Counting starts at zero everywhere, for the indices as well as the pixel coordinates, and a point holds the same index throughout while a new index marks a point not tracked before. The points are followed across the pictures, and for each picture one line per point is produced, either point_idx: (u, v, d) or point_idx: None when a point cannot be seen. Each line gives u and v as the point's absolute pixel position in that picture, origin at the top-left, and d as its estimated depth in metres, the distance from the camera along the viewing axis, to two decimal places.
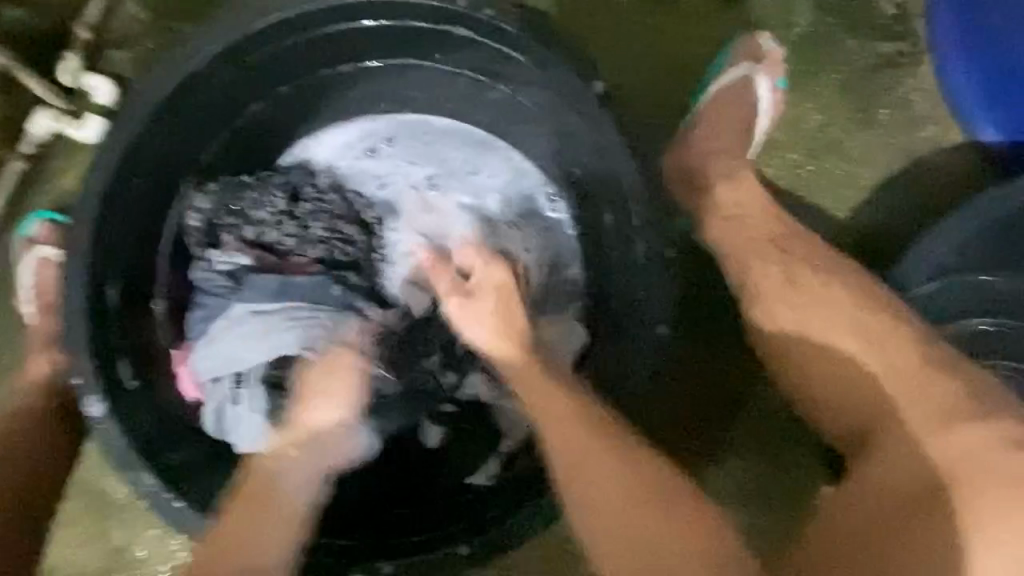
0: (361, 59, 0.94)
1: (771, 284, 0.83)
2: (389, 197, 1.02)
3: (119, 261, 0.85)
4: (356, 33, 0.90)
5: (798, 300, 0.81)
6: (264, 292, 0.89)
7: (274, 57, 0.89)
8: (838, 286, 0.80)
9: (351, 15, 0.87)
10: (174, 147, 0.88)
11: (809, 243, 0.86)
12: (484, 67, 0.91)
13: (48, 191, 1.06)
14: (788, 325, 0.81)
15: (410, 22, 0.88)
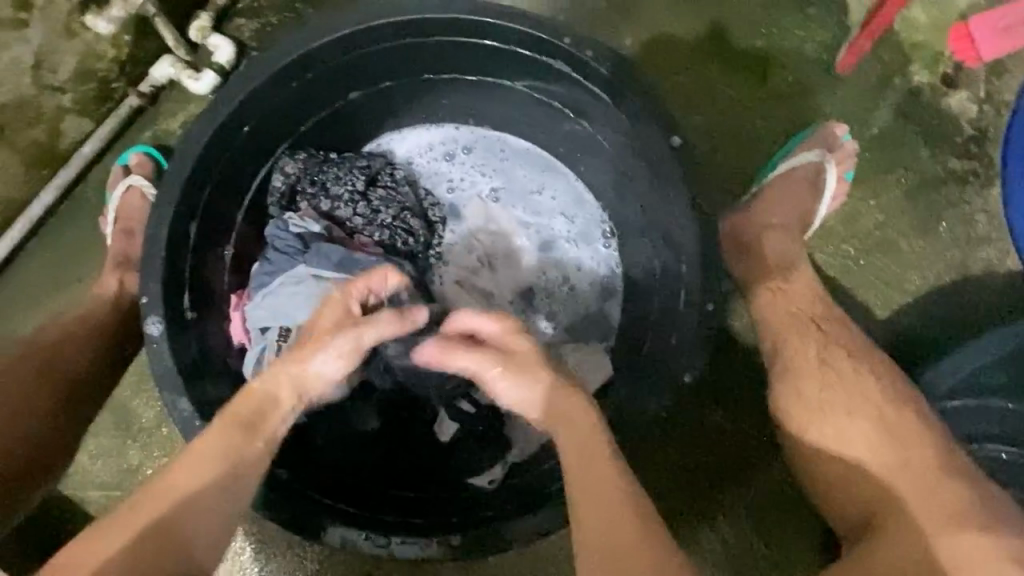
0: (463, 72, 1.01)
1: (803, 361, 0.86)
2: (455, 201, 1.11)
3: (207, 202, 0.91)
4: (465, 49, 0.96)
5: (824, 381, 0.83)
6: (328, 260, 0.93)
7: (383, 54, 0.95)
8: (863, 372, 0.83)
9: (467, 33, 0.93)
10: (277, 113, 0.94)
11: (845, 330, 0.89)
12: (574, 107, 0.97)
13: (154, 128, 1.16)
14: (807, 399, 0.83)
15: (517, 49, 0.93)
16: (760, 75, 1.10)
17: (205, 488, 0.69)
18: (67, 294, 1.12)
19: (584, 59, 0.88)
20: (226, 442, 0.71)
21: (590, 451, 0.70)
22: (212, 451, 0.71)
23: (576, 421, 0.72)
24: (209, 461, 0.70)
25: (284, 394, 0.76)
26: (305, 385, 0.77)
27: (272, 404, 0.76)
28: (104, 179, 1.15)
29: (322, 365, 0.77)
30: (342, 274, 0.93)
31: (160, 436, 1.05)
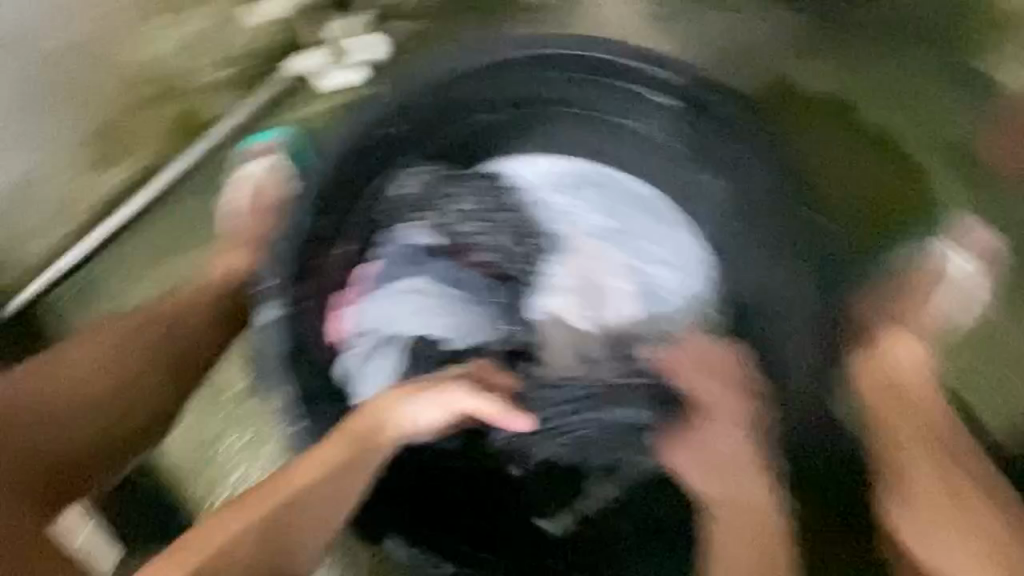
0: (615, 113, 1.02)
1: (926, 477, 0.88)
2: (564, 235, 1.07)
3: (354, 201, 0.95)
4: (627, 94, 1.00)
5: (935, 506, 0.87)
6: (446, 278, 0.98)
7: (548, 86, 1.00)
8: (981, 496, 0.86)
9: (639, 80, 0.99)
10: (421, 123, 0.97)
11: (969, 447, 0.92)
12: (716, 165, 0.99)
13: (281, 114, 1.17)
14: (923, 524, 0.87)
15: (673, 102, 0.99)
16: (900, 163, 1.12)
17: (324, 492, 0.80)
18: (180, 259, 1.14)
19: (719, 115, 0.97)
20: (338, 456, 0.80)
21: (757, 517, 0.87)
22: (324, 459, 0.80)
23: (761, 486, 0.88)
24: (327, 473, 0.80)
25: (389, 422, 0.83)
26: (402, 421, 0.84)
27: (383, 425, 0.83)
28: None
29: (419, 409, 0.84)
30: (456, 293, 0.97)
31: (243, 411, 1.07)
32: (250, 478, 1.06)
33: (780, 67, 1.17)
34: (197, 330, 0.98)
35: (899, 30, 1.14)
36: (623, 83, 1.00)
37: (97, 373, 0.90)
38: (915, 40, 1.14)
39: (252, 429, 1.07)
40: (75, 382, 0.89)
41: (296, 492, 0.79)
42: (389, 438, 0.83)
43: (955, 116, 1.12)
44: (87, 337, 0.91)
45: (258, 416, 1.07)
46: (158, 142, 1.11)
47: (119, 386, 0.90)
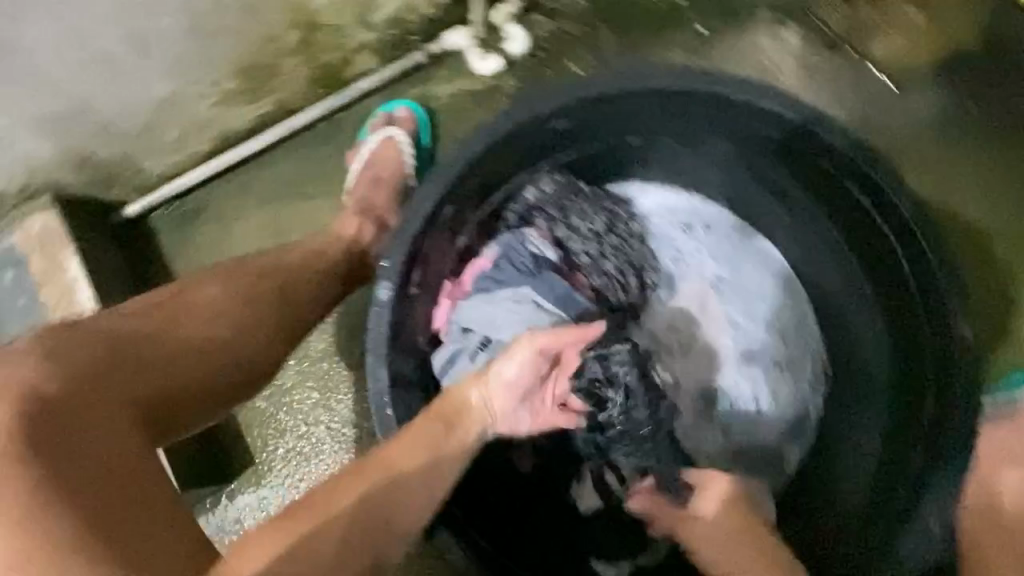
0: (777, 165, 0.96)
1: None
2: (674, 274, 1.04)
3: (484, 196, 0.93)
4: (790, 148, 0.91)
5: None
6: (554, 293, 0.96)
7: (712, 121, 0.93)
8: None
9: (801, 132, 0.88)
10: (567, 132, 0.94)
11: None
12: (869, 245, 0.91)
13: (422, 88, 1.19)
14: None
15: (830, 166, 0.88)
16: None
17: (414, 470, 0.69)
18: (296, 208, 1.17)
19: (888, 201, 0.84)
20: (433, 430, 0.73)
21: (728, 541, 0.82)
22: (417, 440, 0.71)
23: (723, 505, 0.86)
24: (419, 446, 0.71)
25: (478, 396, 0.79)
26: (492, 384, 0.80)
27: (472, 407, 0.78)
28: (361, 116, 1.19)
29: (510, 363, 0.80)
30: (559, 312, 0.95)
31: (320, 370, 1.08)
32: (313, 437, 1.07)
33: (927, 154, 1.13)
34: (308, 301, 0.87)
35: None
36: (783, 139, 0.91)
37: (188, 329, 0.75)
38: None
39: (325, 388, 1.08)
40: (125, 330, 0.72)
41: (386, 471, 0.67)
42: (479, 418, 0.78)
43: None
44: (178, 288, 0.78)
45: (333, 377, 1.08)
46: (298, 88, 1.11)
47: (213, 347, 0.76)
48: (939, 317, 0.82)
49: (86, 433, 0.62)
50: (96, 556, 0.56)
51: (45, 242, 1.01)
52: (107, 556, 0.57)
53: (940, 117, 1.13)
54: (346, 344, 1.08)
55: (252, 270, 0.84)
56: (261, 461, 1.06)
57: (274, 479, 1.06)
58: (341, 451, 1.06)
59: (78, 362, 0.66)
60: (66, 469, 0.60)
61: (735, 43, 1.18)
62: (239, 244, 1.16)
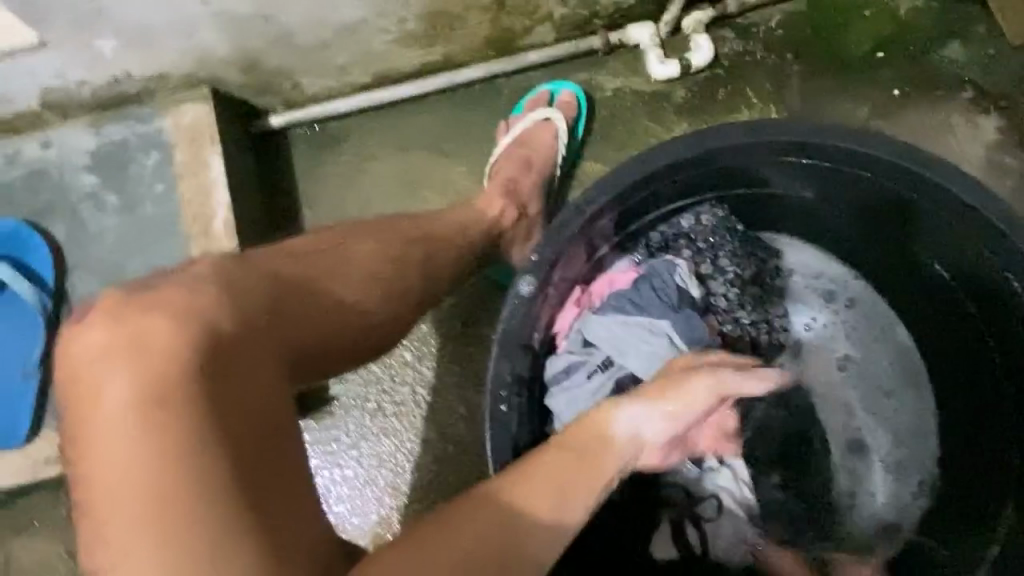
0: (917, 227, 0.88)
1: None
2: (801, 341, 1.01)
3: (638, 207, 0.89)
4: (920, 211, 0.85)
5: None
6: (688, 333, 0.88)
7: (863, 178, 0.86)
8: None
9: (940, 192, 0.79)
10: (749, 168, 0.88)
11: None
12: (1003, 331, 0.84)
13: (591, 75, 1.13)
14: None
15: (969, 231, 0.81)
16: None
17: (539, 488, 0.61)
18: (435, 165, 1.14)
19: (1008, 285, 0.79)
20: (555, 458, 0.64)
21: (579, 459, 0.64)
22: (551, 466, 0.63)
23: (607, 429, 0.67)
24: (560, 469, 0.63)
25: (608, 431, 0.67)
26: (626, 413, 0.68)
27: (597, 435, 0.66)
28: (521, 88, 1.14)
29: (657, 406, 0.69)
30: (687, 353, 0.88)
31: (420, 333, 1.06)
32: (397, 398, 1.06)
33: None
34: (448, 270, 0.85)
35: None
36: (917, 199, 0.83)
37: (338, 288, 0.72)
38: None
39: (420, 354, 1.06)
40: (290, 273, 0.70)
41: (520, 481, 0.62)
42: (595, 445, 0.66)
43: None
44: (334, 242, 0.77)
45: (431, 345, 1.06)
46: (471, 44, 1.07)
47: (365, 308, 0.73)
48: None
49: (246, 377, 0.60)
50: (239, 501, 0.54)
51: (195, 132, 1.00)
52: (246, 506, 0.54)
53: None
54: (452, 317, 1.06)
55: (406, 228, 0.83)
56: (347, 407, 1.07)
57: (349, 424, 1.07)
58: (420, 417, 1.05)
59: (248, 302, 0.64)
60: (224, 409, 0.57)
61: (931, 120, 1.09)
62: (368, 188, 1.14)
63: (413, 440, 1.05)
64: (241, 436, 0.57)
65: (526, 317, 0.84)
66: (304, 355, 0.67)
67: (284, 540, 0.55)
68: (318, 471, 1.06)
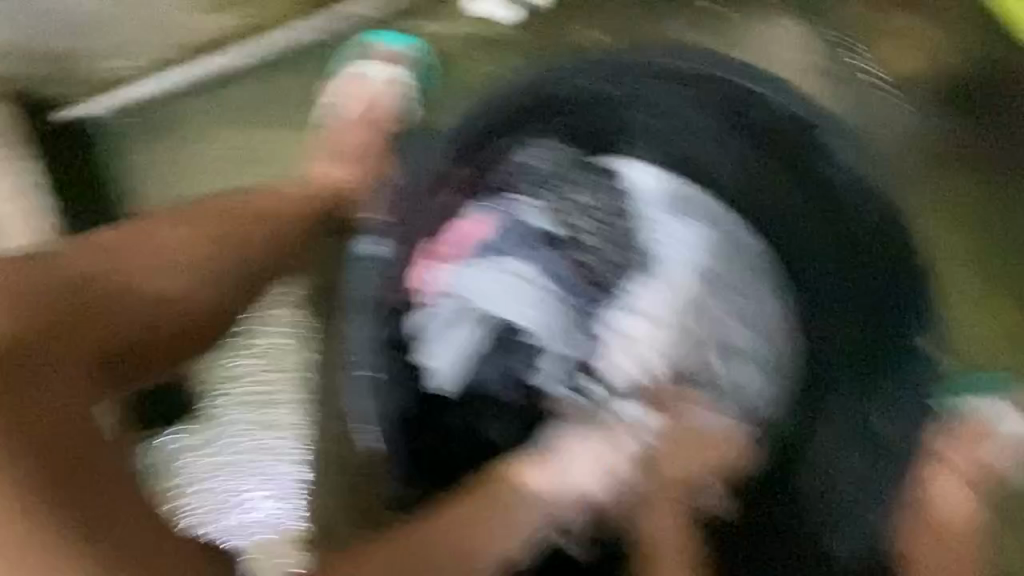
0: (738, 130, 0.93)
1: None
2: (657, 257, 0.96)
3: (480, 149, 0.91)
4: (734, 116, 0.92)
5: None
6: (544, 268, 0.93)
7: (682, 94, 0.92)
8: None
9: (745, 100, 0.90)
10: (572, 103, 0.93)
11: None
12: (827, 214, 0.92)
13: (419, 23, 1.08)
14: None
15: (772, 127, 0.90)
16: (1013, 296, 1.05)
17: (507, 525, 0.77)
18: (267, 138, 1.07)
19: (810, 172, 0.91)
20: (465, 507, 0.77)
21: (482, 501, 0.78)
22: (461, 521, 0.76)
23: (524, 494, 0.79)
24: (470, 517, 0.76)
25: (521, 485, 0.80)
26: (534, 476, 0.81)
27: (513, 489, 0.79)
28: (344, 42, 1.07)
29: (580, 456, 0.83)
30: (545, 286, 0.93)
31: (281, 314, 1.03)
32: (265, 385, 1.03)
33: (929, 167, 1.08)
34: (280, 241, 0.89)
35: None
36: (727, 107, 0.91)
37: (149, 281, 0.78)
38: None
39: (286, 336, 1.03)
40: (83, 273, 0.74)
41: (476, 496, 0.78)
42: (507, 500, 0.79)
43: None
44: (139, 232, 0.81)
45: (295, 325, 1.03)
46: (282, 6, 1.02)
47: (172, 296, 0.78)
48: (861, 275, 0.90)
49: (39, 385, 0.63)
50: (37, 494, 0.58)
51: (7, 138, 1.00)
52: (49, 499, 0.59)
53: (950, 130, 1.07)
54: (310, 294, 1.02)
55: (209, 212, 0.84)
56: (213, 404, 1.03)
57: (217, 422, 1.03)
58: (294, 405, 1.02)
59: (29, 310, 0.67)
60: (16, 415, 0.61)
61: (756, 30, 1.12)
62: (198, 178, 1.08)
63: (288, 430, 1.02)
64: (36, 437, 0.61)
65: (382, 276, 0.87)
66: (104, 349, 0.71)
67: (96, 522, 0.59)
68: (189, 481, 1.00)
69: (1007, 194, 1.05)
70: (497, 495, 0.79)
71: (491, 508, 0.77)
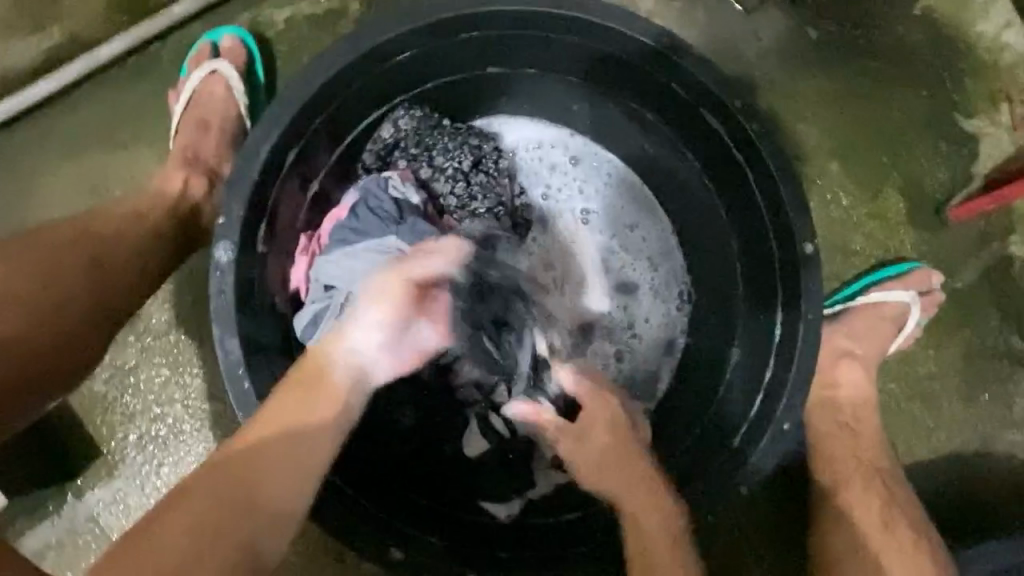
0: (591, 70, 0.92)
1: (864, 512, 0.86)
2: (546, 209, 1.04)
3: (322, 126, 0.84)
4: (590, 51, 0.89)
5: (880, 540, 0.84)
6: (420, 239, 0.86)
7: (529, 37, 0.88)
8: (914, 541, 0.84)
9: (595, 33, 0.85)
10: (422, 57, 0.86)
11: (908, 495, 0.89)
12: (695, 135, 0.91)
13: (254, 14, 1.02)
14: (848, 560, 0.84)
15: (624, 56, 0.87)
16: (873, 185, 1.11)
17: (308, 451, 0.67)
18: (111, 160, 1.00)
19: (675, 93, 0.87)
20: (240, 465, 0.64)
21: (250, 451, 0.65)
22: (234, 479, 0.63)
23: (298, 415, 0.68)
24: (246, 467, 0.64)
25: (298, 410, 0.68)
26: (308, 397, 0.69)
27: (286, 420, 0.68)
28: (181, 48, 1.02)
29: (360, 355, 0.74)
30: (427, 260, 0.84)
31: (165, 343, 0.98)
32: (160, 419, 0.97)
33: (780, 75, 1.12)
34: (133, 265, 0.83)
35: (904, 60, 1.12)
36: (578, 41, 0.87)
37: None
38: (919, 77, 1.12)
39: (174, 364, 0.98)
40: None
41: (263, 428, 0.67)
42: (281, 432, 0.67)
43: (952, 164, 1.11)
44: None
45: (182, 351, 0.98)
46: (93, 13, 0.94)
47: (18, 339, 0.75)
48: (735, 190, 0.89)
49: None
50: None
51: None
52: None
53: (797, 35, 1.12)
54: (193, 314, 0.98)
55: (57, 236, 0.81)
56: (111, 449, 0.97)
57: (119, 467, 0.97)
58: (195, 427, 0.97)
59: None
60: None
61: None
62: (49, 213, 1.00)
63: (195, 455, 0.97)
64: None
65: (246, 282, 0.79)
66: None
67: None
68: (106, 529, 0.97)
69: (852, 92, 1.12)
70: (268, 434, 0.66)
71: (286, 419, 0.67)
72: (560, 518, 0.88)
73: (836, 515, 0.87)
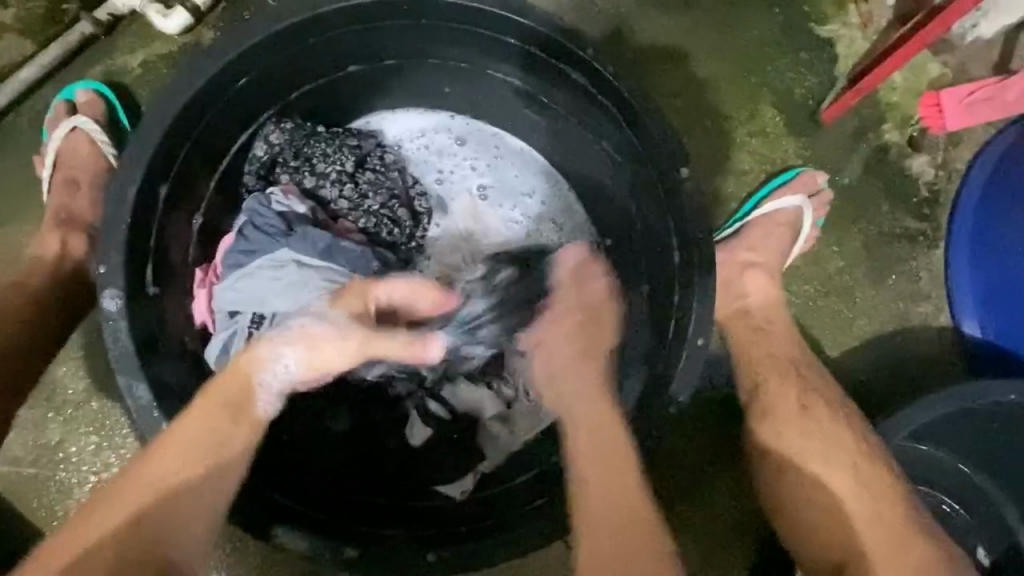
0: (448, 50, 0.94)
1: (785, 404, 0.91)
2: (443, 194, 1.06)
3: (187, 158, 0.83)
4: (438, 31, 0.90)
5: (806, 428, 0.88)
6: (313, 246, 0.87)
7: (378, 29, 0.88)
8: (839, 422, 0.88)
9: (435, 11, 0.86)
10: (275, 70, 0.86)
11: (824, 381, 0.93)
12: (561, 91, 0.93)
13: (106, 64, 1.00)
14: (785, 452, 0.87)
15: (472, 28, 0.88)
16: (747, 105, 1.15)
17: (235, 452, 0.72)
18: None
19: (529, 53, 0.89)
20: (173, 453, 0.69)
21: (189, 439, 0.70)
22: (170, 467, 0.69)
23: (235, 414, 0.73)
24: (184, 457, 0.69)
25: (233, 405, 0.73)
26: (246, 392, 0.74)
27: (220, 413, 0.72)
28: (38, 113, 0.99)
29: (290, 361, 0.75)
30: (326, 263, 0.87)
31: (86, 410, 0.95)
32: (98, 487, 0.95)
33: (640, 20, 1.16)
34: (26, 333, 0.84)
35: None
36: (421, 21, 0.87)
37: None
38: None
39: (101, 430, 0.95)
40: None
41: (201, 420, 0.71)
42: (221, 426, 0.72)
43: (815, 69, 1.16)
44: None
45: (105, 415, 0.95)
46: None
47: None
48: (608, 135, 0.92)
49: None
50: None
51: None
52: None
53: None
54: (110, 375, 0.96)
55: None
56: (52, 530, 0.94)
57: None
58: None
59: None
60: None
61: None
62: None
63: None
64: None
65: (143, 327, 0.78)
66: None
67: None
68: None
69: (710, 22, 1.17)
70: (201, 427, 0.71)
71: (217, 416, 0.72)
72: (512, 482, 0.89)
73: (766, 416, 0.91)
